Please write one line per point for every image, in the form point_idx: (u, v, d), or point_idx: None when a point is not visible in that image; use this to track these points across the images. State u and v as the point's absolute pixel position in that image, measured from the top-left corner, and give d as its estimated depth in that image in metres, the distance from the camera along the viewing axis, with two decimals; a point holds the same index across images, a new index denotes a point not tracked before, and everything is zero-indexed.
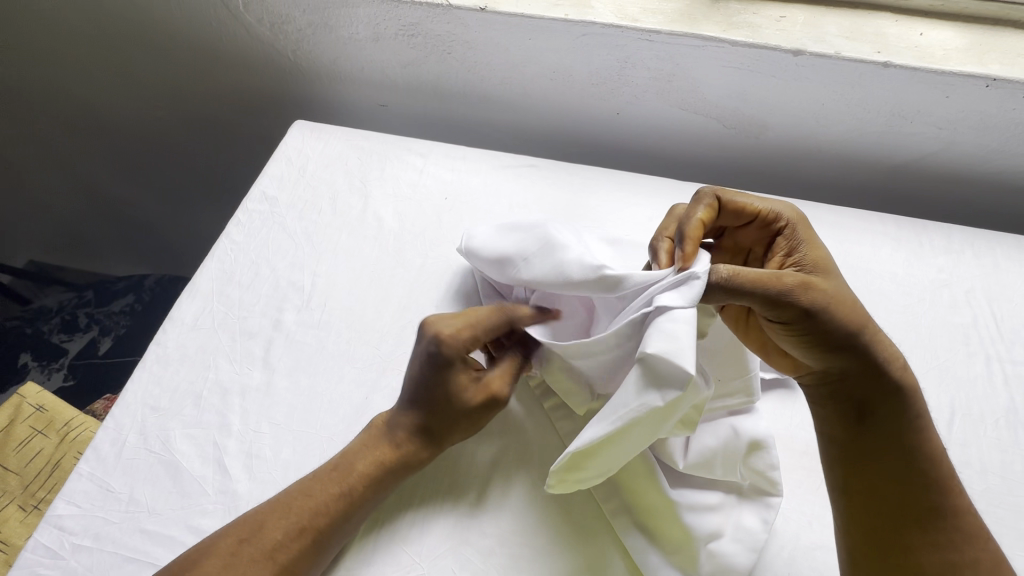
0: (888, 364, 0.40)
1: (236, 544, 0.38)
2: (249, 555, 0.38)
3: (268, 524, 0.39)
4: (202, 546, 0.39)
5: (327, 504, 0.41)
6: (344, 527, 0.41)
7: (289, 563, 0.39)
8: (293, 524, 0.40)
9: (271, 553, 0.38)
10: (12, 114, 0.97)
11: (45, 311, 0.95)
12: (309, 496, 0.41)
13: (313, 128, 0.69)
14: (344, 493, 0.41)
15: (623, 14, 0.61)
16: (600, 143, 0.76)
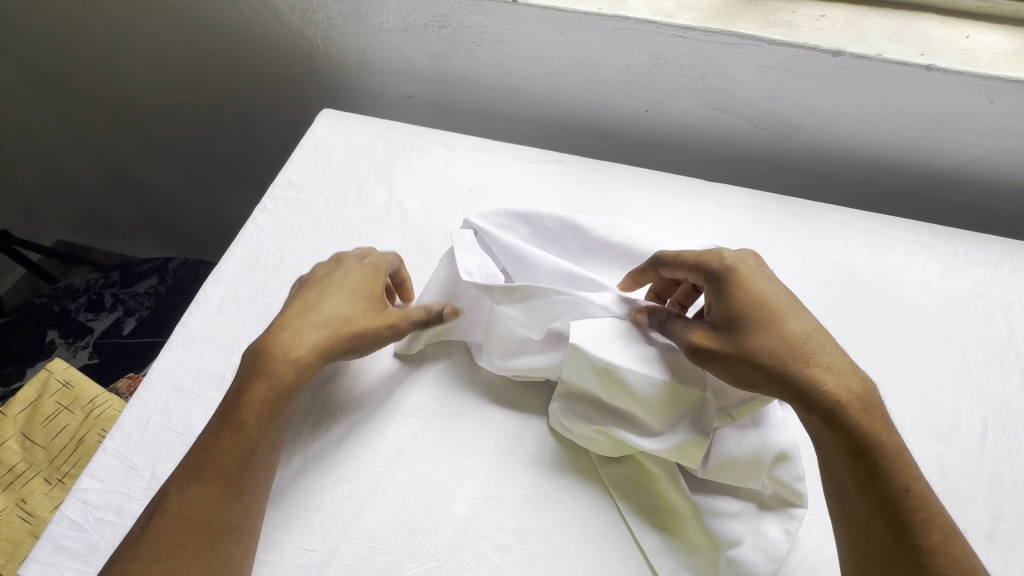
0: (813, 393, 0.39)
1: (147, 519, 0.39)
2: (164, 523, 0.39)
3: (176, 487, 0.40)
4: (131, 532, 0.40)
5: (225, 451, 0.41)
6: (251, 470, 0.41)
7: (208, 515, 0.39)
8: (193, 480, 0.40)
9: (180, 514, 0.39)
10: (47, 95, 0.99)
11: (73, 290, 0.97)
12: (205, 452, 0.41)
13: (339, 116, 0.69)
14: (238, 436, 0.42)
15: (657, 9, 0.60)
16: (626, 141, 0.75)
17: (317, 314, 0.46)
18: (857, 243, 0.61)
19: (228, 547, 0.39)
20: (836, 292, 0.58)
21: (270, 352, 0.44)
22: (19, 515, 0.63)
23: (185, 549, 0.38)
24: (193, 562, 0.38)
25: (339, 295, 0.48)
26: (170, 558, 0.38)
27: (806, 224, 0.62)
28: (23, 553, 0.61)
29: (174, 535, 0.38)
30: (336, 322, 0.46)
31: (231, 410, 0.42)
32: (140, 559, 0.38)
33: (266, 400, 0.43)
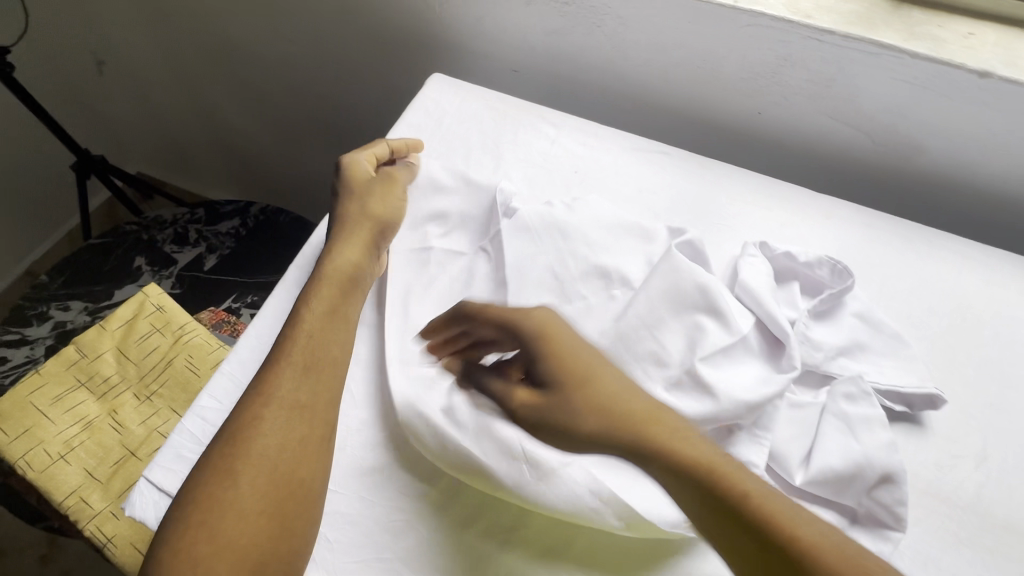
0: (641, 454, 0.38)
1: (236, 409, 0.42)
2: (253, 410, 0.41)
3: (261, 369, 0.44)
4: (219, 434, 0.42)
5: (299, 339, 0.45)
6: (327, 356, 0.45)
7: (289, 393, 0.42)
8: (274, 365, 0.43)
9: (269, 399, 0.42)
10: (156, 30, 1.02)
11: (160, 221, 1.01)
12: (286, 345, 0.44)
13: (450, 83, 0.69)
14: (310, 326, 0.45)
15: (794, 9, 0.59)
16: (731, 141, 0.73)
17: (349, 212, 0.54)
18: (972, 275, 0.59)
19: (305, 427, 0.41)
20: (946, 321, 0.56)
21: (323, 258, 0.51)
22: (110, 425, 0.68)
23: (270, 422, 0.41)
24: (276, 435, 0.40)
25: (354, 196, 0.55)
26: (262, 431, 0.40)
27: (918, 248, 0.60)
28: (113, 459, 0.66)
29: (264, 415, 0.41)
30: (367, 216, 0.54)
31: (304, 304, 0.47)
32: (233, 430, 0.41)
33: (329, 295, 0.48)
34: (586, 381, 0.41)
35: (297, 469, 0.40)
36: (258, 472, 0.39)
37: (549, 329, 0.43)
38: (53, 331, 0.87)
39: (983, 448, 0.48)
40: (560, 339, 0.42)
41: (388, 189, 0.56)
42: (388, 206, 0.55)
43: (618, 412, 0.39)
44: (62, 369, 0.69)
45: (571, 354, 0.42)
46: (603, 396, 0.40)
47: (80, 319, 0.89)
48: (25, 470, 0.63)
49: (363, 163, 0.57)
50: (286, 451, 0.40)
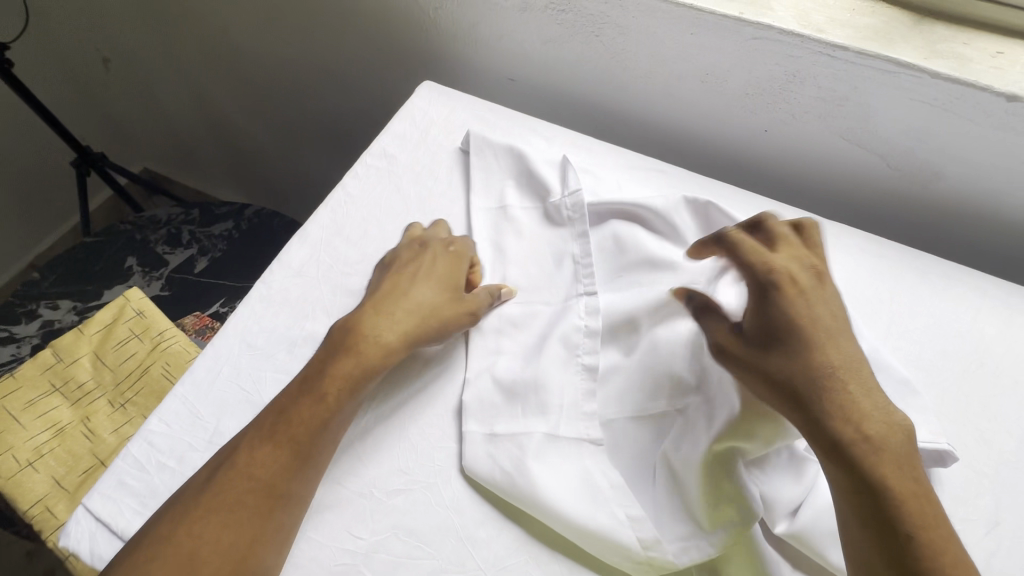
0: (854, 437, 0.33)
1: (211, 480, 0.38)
2: (231, 490, 0.37)
3: (249, 438, 0.40)
4: (182, 502, 0.38)
5: (305, 419, 0.40)
6: (327, 442, 0.41)
7: (271, 477, 0.38)
8: (266, 439, 0.39)
9: (253, 478, 0.38)
10: (158, 29, 1.01)
11: (155, 221, 1.01)
12: (283, 417, 0.40)
13: (439, 92, 0.66)
14: (320, 405, 0.41)
15: (806, 21, 0.55)
16: (736, 159, 0.69)
17: (412, 294, 0.47)
18: (992, 314, 0.54)
19: (285, 516, 0.38)
20: (959, 366, 0.51)
21: (366, 334, 0.44)
22: (82, 432, 0.67)
23: (244, 506, 0.37)
24: (251, 522, 0.37)
25: (431, 277, 0.49)
26: (234, 513, 0.37)
27: (933, 283, 0.56)
28: (81, 469, 0.65)
29: (243, 498, 0.37)
30: (426, 307, 0.47)
31: (320, 377, 0.42)
32: (203, 503, 0.37)
33: (352, 375, 0.42)
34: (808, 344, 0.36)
35: (261, 562, 0.36)
36: (218, 561, 0.35)
37: (798, 284, 0.38)
38: (40, 330, 0.87)
39: (996, 512, 0.44)
40: (809, 296, 0.38)
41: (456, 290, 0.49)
42: (453, 310, 0.47)
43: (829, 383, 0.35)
44: (37, 373, 0.68)
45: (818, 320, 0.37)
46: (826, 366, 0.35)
47: (68, 319, 0.88)
48: None
49: (467, 254, 0.52)
50: (254, 541, 0.36)
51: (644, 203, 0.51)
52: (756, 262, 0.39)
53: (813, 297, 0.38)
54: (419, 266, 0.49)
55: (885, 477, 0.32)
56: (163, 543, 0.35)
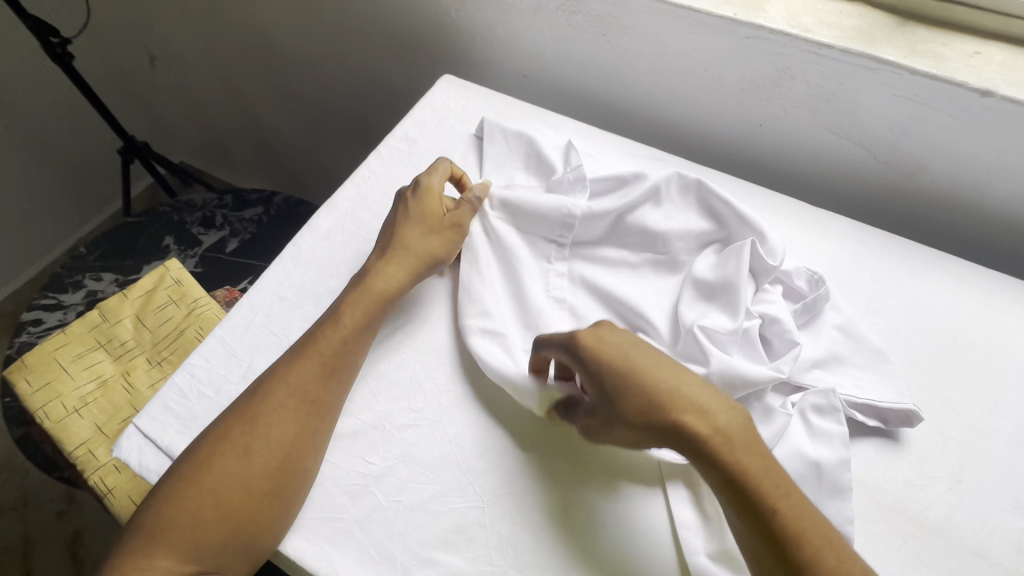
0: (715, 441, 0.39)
1: (258, 391, 0.45)
2: (274, 398, 0.44)
3: (285, 359, 0.47)
4: (235, 407, 0.45)
5: (331, 343, 0.47)
6: (351, 362, 0.48)
7: (308, 389, 0.45)
8: (300, 359, 0.46)
9: (292, 389, 0.45)
10: (202, 29, 1.10)
11: (191, 204, 1.08)
12: (312, 341, 0.47)
13: (458, 84, 0.72)
14: (342, 332, 0.48)
15: (795, 22, 0.60)
16: (733, 152, 0.73)
17: (401, 235, 0.53)
18: (967, 297, 0.57)
19: (319, 421, 0.45)
20: (933, 341, 0.54)
21: (373, 281, 0.51)
22: (122, 385, 0.73)
23: (284, 412, 0.44)
24: (293, 424, 0.44)
25: (413, 219, 0.54)
26: (280, 415, 0.44)
27: (913, 267, 0.59)
28: (121, 417, 0.71)
29: (285, 404, 0.44)
30: (416, 248, 0.53)
31: (338, 311, 0.49)
32: (251, 409, 0.44)
33: (365, 305, 0.49)
34: (645, 386, 0.40)
35: (304, 456, 0.43)
36: (270, 454, 0.42)
37: (600, 345, 0.42)
38: (85, 299, 0.94)
39: (960, 470, 0.47)
40: (610, 349, 0.42)
41: (437, 229, 0.54)
42: (443, 245, 0.53)
43: (681, 409, 0.40)
44: (86, 330, 0.75)
45: (641, 363, 0.41)
46: (664, 394, 0.40)
47: (110, 290, 0.96)
48: (44, 419, 0.69)
49: (438, 188, 0.55)
50: (297, 439, 0.43)
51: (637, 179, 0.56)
52: (568, 342, 0.43)
53: (613, 351, 0.42)
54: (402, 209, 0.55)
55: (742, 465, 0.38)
56: (224, 438, 0.43)
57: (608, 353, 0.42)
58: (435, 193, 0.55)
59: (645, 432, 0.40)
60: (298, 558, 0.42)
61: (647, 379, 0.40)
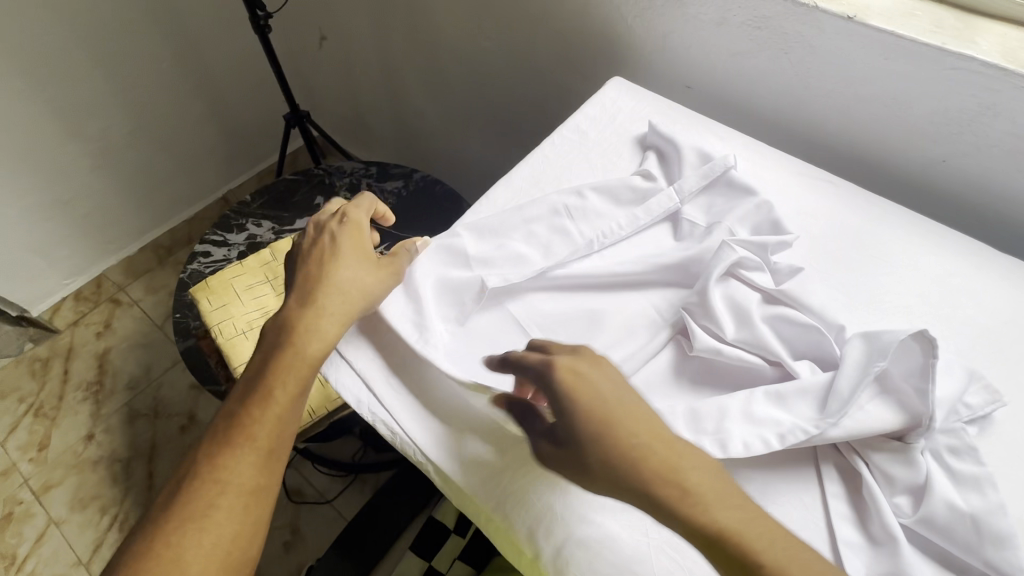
0: (699, 511, 0.36)
1: (196, 484, 0.43)
2: (213, 493, 0.43)
3: (209, 453, 0.44)
4: (174, 503, 0.43)
5: (267, 427, 0.45)
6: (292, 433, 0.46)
7: (251, 479, 0.44)
8: (235, 450, 0.44)
9: (233, 480, 0.43)
10: (376, 16, 1.21)
11: (342, 171, 1.19)
12: (242, 424, 0.45)
13: (629, 87, 0.76)
14: (278, 410, 0.46)
15: (1012, 58, 0.57)
16: (905, 186, 0.71)
17: (326, 279, 0.50)
18: None
19: (261, 510, 0.44)
20: None
21: (301, 332, 0.48)
22: None
23: (224, 519, 0.42)
24: (231, 522, 0.42)
25: (336, 255, 0.52)
26: (218, 513, 0.42)
27: None
28: None
29: (225, 498, 0.43)
30: (349, 285, 0.50)
31: (268, 383, 0.47)
32: (177, 519, 0.42)
33: (302, 373, 0.47)
34: (614, 442, 0.38)
35: (248, 552, 0.43)
36: (209, 557, 0.41)
37: (576, 379, 0.40)
38: (246, 241, 1.06)
39: None
40: (585, 386, 0.40)
41: (356, 264, 0.52)
42: (379, 284, 0.51)
43: (656, 482, 0.37)
44: (258, 265, 0.85)
45: (611, 407, 0.39)
46: (635, 456, 0.38)
47: (267, 236, 1.07)
48: (217, 335, 0.78)
49: (362, 223, 0.55)
50: (238, 534, 0.43)
51: (754, 216, 0.57)
52: (539, 366, 0.42)
53: (592, 384, 0.40)
54: (321, 249, 0.53)
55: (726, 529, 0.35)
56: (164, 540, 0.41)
57: (592, 384, 0.40)
58: (359, 230, 0.54)
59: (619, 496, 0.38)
60: (468, 488, 0.45)
61: (612, 429, 0.38)
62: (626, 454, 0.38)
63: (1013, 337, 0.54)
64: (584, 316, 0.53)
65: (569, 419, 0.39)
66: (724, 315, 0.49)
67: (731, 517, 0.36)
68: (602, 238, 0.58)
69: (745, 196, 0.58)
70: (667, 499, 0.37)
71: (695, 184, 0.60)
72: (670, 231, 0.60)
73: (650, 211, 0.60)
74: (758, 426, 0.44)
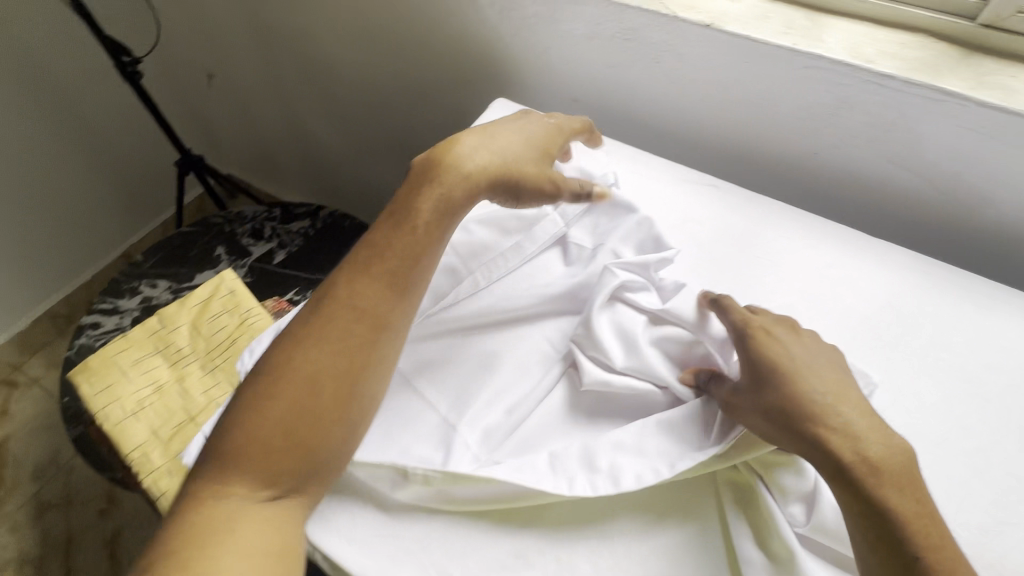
0: (867, 469, 0.39)
1: (302, 359, 0.45)
2: (317, 372, 0.45)
3: (285, 366, 0.45)
4: (278, 374, 0.45)
5: (375, 320, 0.47)
6: (395, 332, 0.48)
7: (350, 370, 0.45)
8: (344, 337, 0.46)
9: (337, 365, 0.45)
10: (262, 49, 1.15)
11: (242, 216, 1.12)
12: (356, 312, 0.47)
13: (512, 108, 0.74)
14: (388, 307, 0.48)
15: (856, 53, 0.60)
16: (785, 180, 0.73)
17: (494, 146, 0.55)
18: None
19: (350, 407, 0.45)
20: (1003, 380, 0.52)
21: (421, 222, 0.51)
22: (177, 390, 0.75)
23: (276, 443, 0.42)
24: (320, 404, 0.44)
25: (509, 133, 0.57)
26: (312, 394, 0.44)
27: (979, 302, 0.57)
28: (174, 422, 0.73)
29: (326, 380, 0.45)
30: (471, 180, 0.52)
31: (387, 268, 0.49)
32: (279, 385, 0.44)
33: (402, 289, 0.49)
34: (801, 384, 0.42)
35: (327, 439, 0.44)
36: (293, 422, 0.43)
37: (771, 336, 0.45)
38: (140, 304, 0.98)
39: None
40: (778, 343, 0.45)
41: (488, 159, 0.54)
42: (492, 192, 0.53)
43: (829, 425, 0.41)
44: (146, 335, 0.79)
45: (804, 364, 0.44)
46: (816, 401, 0.42)
47: (164, 296, 1.00)
48: (103, 421, 0.71)
49: (520, 130, 0.58)
50: (322, 416, 0.44)
51: (637, 232, 0.57)
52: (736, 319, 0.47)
53: (784, 346, 0.45)
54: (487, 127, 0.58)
55: (886, 494, 0.38)
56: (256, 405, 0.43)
57: (786, 345, 0.45)
58: (516, 131, 0.58)
59: (797, 433, 0.41)
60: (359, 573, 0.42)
61: (799, 378, 0.43)
62: (813, 401, 0.42)
63: (890, 321, 0.56)
64: (475, 362, 0.51)
65: (764, 361, 0.44)
66: (613, 343, 0.48)
67: (889, 478, 0.39)
68: (488, 273, 0.56)
69: (629, 214, 0.58)
70: (840, 447, 0.40)
71: (577, 206, 0.59)
72: (560, 255, 0.58)
73: (536, 238, 0.58)
74: (649, 455, 0.44)
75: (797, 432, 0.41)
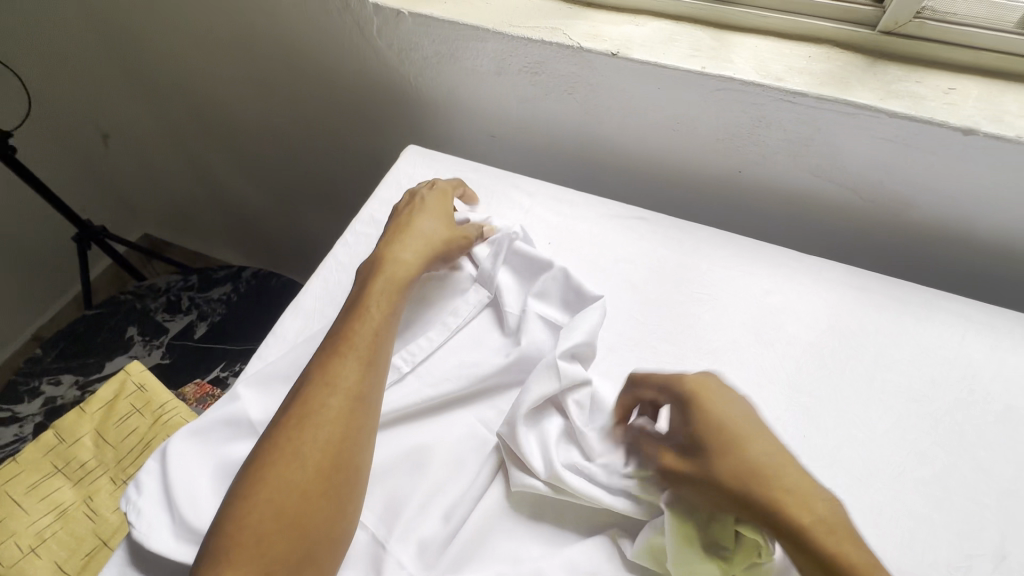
0: (816, 528, 0.35)
1: (277, 435, 0.41)
2: (296, 444, 0.41)
3: (264, 445, 0.41)
4: (253, 456, 0.41)
5: (348, 381, 0.44)
6: (369, 391, 0.44)
7: (329, 437, 0.41)
8: (318, 403, 0.42)
9: (314, 434, 0.41)
10: (156, 105, 1.06)
11: (156, 289, 1.03)
12: (324, 377, 0.44)
13: (424, 155, 0.70)
14: (359, 366, 0.45)
15: (765, 72, 0.58)
16: (713, 200, 0.71)
17: (412, 225, 0.56)
18: (976, 339, 0.54)
19: (338, 475, 0.40)
20: (948, 395, 0.51)
21: (370, 289, 0.50)
22: (84, 513, 0.66)
23: (260, 529, 0.38)
24: (302, 476, 0.40)
25: (427, 207, 0.58)
26: (293, 466, 0.40)
27: (915, 312, 0.56)
28: (84, 550, 0.63)
29: (304, 451, 0.40)
30: (401, 255, 0.53)
31: (351, 329, 0.47)
32: (259, 464, 0.40)
33: (367, 353, 0.46)
34: (739, 448, 0.38)
35: (316, 516, 0.39)
36: (278, 497, 0.39)
37: (708, 392, 0.41)
38: (43, 407, 0.88)
39: (1002, 544, 0.43)
40: (713, 403, 0.40)
41: (411, 232, 0.55)
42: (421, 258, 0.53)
43: (769, 487, 0.36)
44: (40, 455, 0.69)
45: (736, 424, 0.39)
46: (752, 464, 0.37)
47: (71, 393, 0.89)
48: None
49: (440, 198, 0.60)
50: (307, 488, 0.39)
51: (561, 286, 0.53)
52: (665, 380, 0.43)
53: (718, 406, 0.40)
54: (393, 220, 0.58)
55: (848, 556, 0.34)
56: (236, 495, 0.39)
57: (716, 405, 0.40)
58: (436, 201, 0.59)
59: (740, 501, 0.37)
60: None
61: (736, 441, 0.39)
62: (748, 465, 0.37)
63: (831, 345, 0.54)
64: (405, 460, 0.46)
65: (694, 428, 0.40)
66: (549, 448, 0.44)
67: (842, 536, 0.35)
68: (411, 352, 0.51)
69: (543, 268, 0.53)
70: (781, 510, 0.36)
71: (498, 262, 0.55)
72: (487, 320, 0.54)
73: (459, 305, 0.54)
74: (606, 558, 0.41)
75: (740, 501, 0.37)
